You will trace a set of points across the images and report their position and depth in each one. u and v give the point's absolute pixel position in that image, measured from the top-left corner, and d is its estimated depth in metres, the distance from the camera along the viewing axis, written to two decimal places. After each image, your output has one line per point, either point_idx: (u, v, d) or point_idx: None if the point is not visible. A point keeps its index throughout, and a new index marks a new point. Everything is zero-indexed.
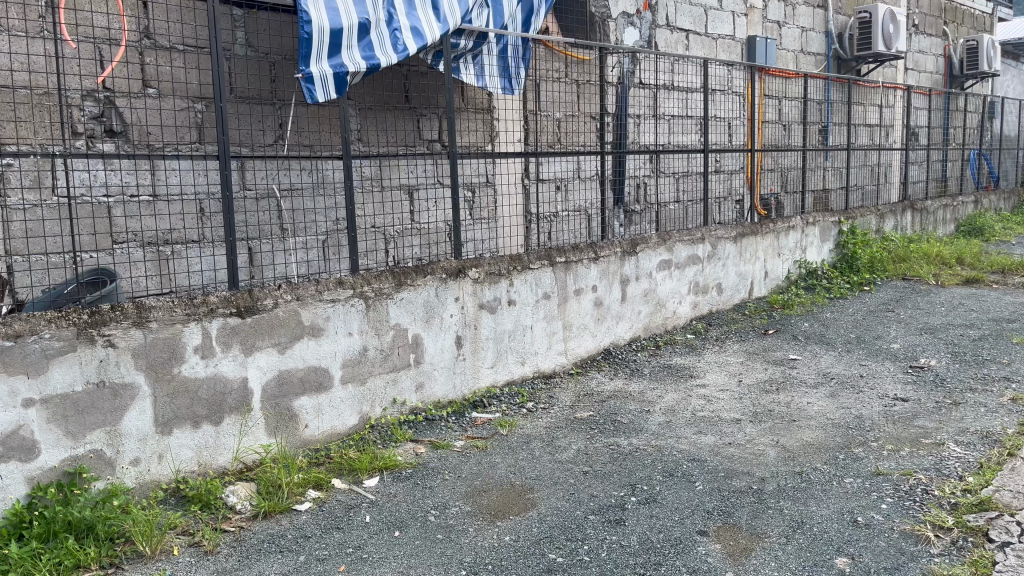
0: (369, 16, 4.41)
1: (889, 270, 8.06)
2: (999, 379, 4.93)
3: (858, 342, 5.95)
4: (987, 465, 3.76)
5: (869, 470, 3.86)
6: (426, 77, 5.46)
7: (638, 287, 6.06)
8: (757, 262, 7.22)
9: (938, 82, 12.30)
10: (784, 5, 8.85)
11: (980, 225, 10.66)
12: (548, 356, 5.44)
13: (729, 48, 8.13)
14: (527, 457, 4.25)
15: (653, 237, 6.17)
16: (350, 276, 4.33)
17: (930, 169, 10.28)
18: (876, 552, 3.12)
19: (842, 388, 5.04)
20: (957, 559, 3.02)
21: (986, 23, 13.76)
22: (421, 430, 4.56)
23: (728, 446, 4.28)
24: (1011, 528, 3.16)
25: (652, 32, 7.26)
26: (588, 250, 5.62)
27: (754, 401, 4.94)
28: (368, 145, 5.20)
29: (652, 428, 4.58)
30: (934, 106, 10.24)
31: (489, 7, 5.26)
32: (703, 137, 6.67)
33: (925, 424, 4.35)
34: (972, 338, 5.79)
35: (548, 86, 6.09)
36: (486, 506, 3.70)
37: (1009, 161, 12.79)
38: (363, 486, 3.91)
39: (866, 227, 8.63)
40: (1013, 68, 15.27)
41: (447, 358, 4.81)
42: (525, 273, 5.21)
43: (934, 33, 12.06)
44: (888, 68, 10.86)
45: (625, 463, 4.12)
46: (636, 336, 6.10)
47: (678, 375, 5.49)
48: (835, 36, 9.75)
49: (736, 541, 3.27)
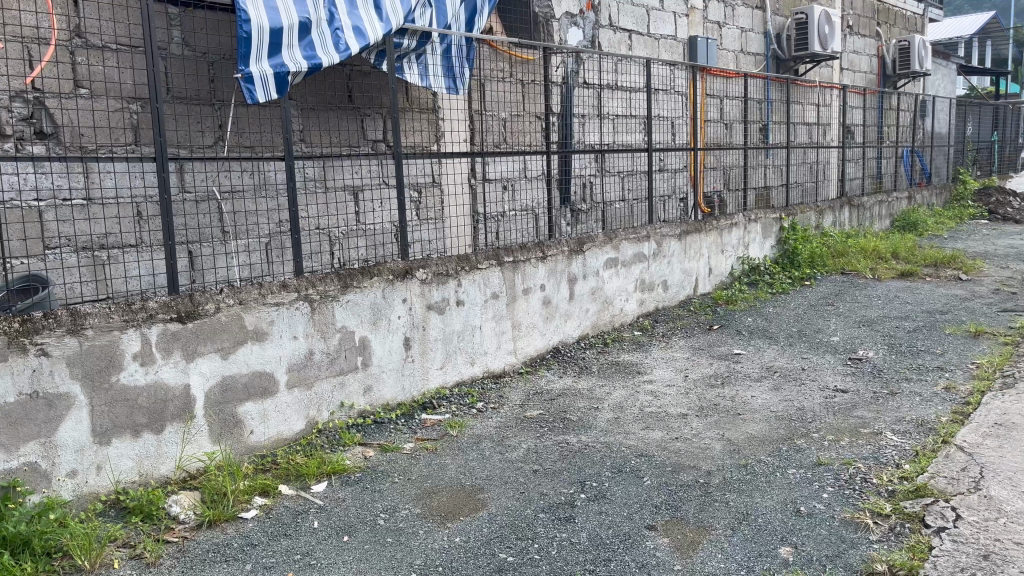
0: (309, 15, 4.35)
1: (829, 264, 8.28)
2: (933, 369, 5.09)
3: (799, 336, 6.09)
4: (922, 453, 3.88)
5: (812, 460, 3.96)
6: (368, 76, 5.41)
7: (586, 286, 6.10)
8: (702, 259, 7.33)
9: (873, 81, 12.67)
10: (724, 6, 9.01)
11: (913, 220, 11.01)
12: (498, 356, 5.44)
13: (671, 48, 8.24)
14: (477, 457, 4.25)
15: (600, 236, 6.21)
16: (294, 278, 4.28)
17: (866, 166, 10.58)
18: (818, 541, 3.20)
19: (785, 381, 5.16)
20: (896, 545, 3.11)
21: (916, 23, 14.20)
22: (370, 433, 4.53)
23: (675, 440, 4.34)
24: (946, 513, 3.27)
25: (596, 32, 7.31)
26: (535, 250, 5.64)
27: (700, 395, 5.01)
28: (310, 146, 5.13)
29: (601, 425, 4.62)
30: (869, 105, 10.55)
31: (432, 6, 5.22)
32: (647, 136, 6.72)
33: (864, 414, 4.48)
34: (907, 330, 5.98)
35: (494, 86, 6.03)
36: (436, 508, 3.68)
37: (941, 158, 13.22)
38: (311, 492, 3.86)
39: (805, 223, 8.85)
40: (943, 68, 15.77)
41: (396, 360, 4.78)
42: (473, 273, 5.20)
43: (868, 34, 12.41)
44: (824, 68, 11.14)
45: (574, 461, 4.14)
46: (584, 335, 6.14)
47: (626, 371, 5.56)
48: (773, 36, 9.95)
49: (683, 535, 3.33)
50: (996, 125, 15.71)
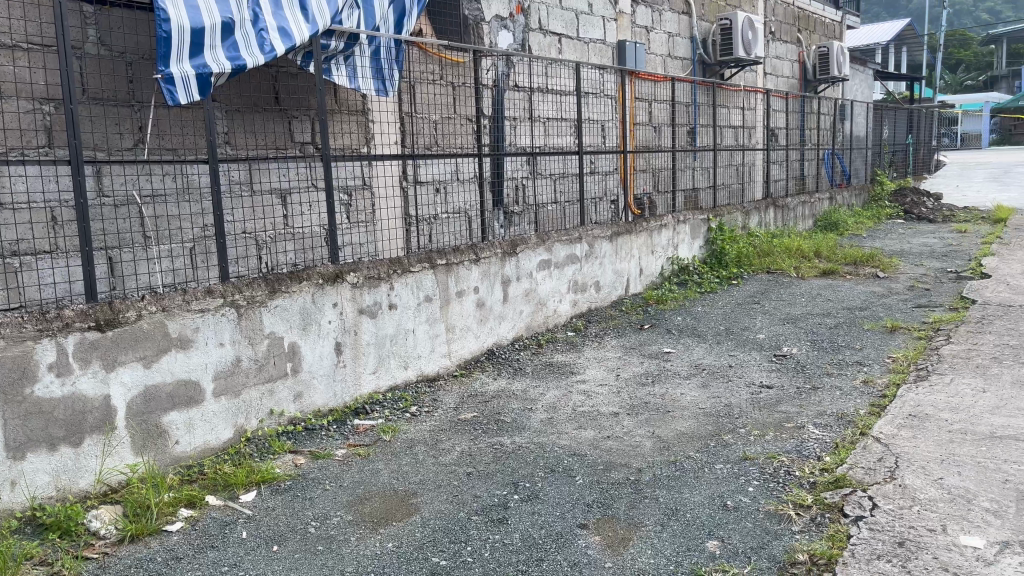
0: (232, 15, 4.26)
1: (754, 263, 8.51)
2: (853, 364, 5.28)
3: (727, 334, 6.24)
4: (841, 445, 4.02)
5: (738, 455, 4.06)
6: (296, 78, 5.34)
7: (519, 288, 6.12)
8: (633, 259, 7.44)
9: (795, 85, 13.07)
10: (652, 11, 9.17)
11: (835, 220, 11.40)
12: (432, 359, 5.42)
13: (601, 53, 8.35)
14: (410, 461, 4.22)
15: (533, 238, 6.25)
16: (220, 284, 4.18)
17: (790, 168, 10.90)
18: (743, 534, 3.28)
19: (713, 378, 5.28)
20: (816, 535, 3.22)
21: (835, 30, 14.70)
22: (301, 441, 4.46)
23: (607, 439, 4.40)
24: (863, 502, 3.39)
25: (525, 36, 7.35)
26: (468, 252, 5.63)
27: (631, 394, 5.09)
28: (235, 148, 5.02)
29: (534, 426, 4.65)
30: (792, 109, 10.88)
31: (360, 7, 5.17)
32: (578, 138, 6.78)
33: (788, 409, 4.61)
34: (829, 326, 6.19)
35: (424, 88, 5.95)
36: (367, 514, 3.65)
37: (861, 160, 13.72)
38: (239, 502, 3.78)
39: (732, 223, 9.08)
40: (861, 73, 16.36)
41: (327, 366, 4.71)
42: (406, 276, 5.17)
43: (790, 39, 12.79)
44: (749, 73, 11.44)
45: (507, 462, 4.16)
46: (518, 336, 6.16)
47: (560, 372, 5.60)
48: (700, 41, 10.17)
49: (614, 532, 3.37)
50: (911, 129, 16.42)
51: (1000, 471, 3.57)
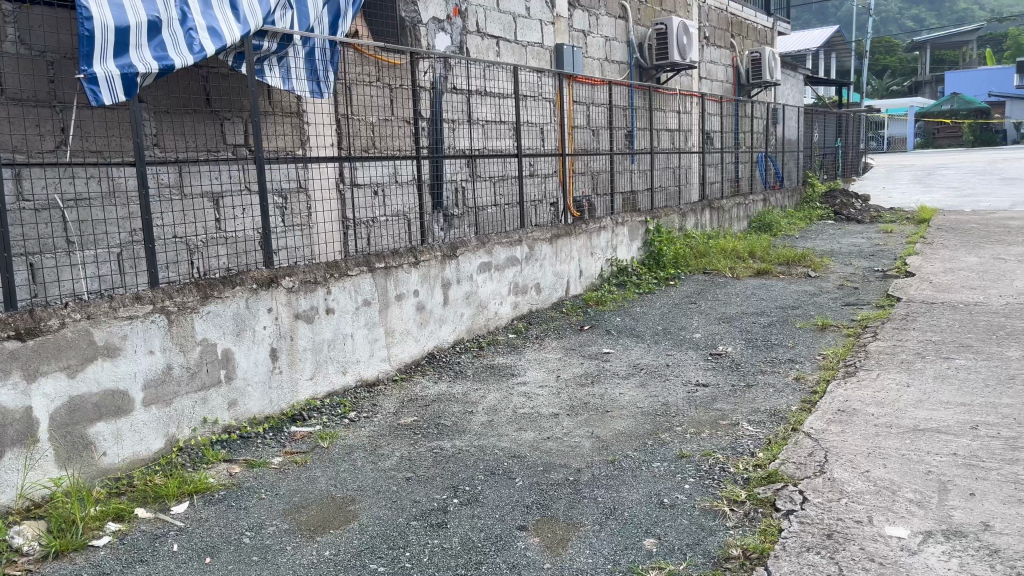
0: (159, 14, 4.16)
1: (691, 265, 8.67)
2: (785, 361, 5.41)
3: (664, 334, 6.33)
4: (773, 440, 4.11)
5: (674, 453, 4.12)
6: (227, 79, 5.21)
7: (460, 291, 6.11)
8: (572, 261, 7.49)
9: (729, 90, 13.35)
10: (588, 15, 9.26)
11: (768, 221, 11.69)
12: (371, 364, 5.36)
13: (539, 56, 8.40)
14: (348, 468, 4.17)
15: (473, 241, 6.24)
16: (149, 290, 4.06)
17: (725, 171, 11.13)
18: (679, 531, 3.33)
19: (650, 377, 5.35)
20: (750, 530, 3.28)
21: (766, 36, 15.07)
22: (236, 449, 4.37)
23: (547, 440, 4.41)
24: (794, 496, 3.48)
25: (463, 38, 7.33)
26: (407, 255, 5.59)
27: (571, 395, 5.12)
28: (165, 151, 4.91)
29: (474, 429, 4.64)
30: (727, 113, 11.11)
31: (293, 8, 5.09)
32: (517, 141, 6.79)
33: (723, 407, 4.70)
34: (762, 325, 6.33)
35: (360, 89, 5.87)
36: (305, 522, 3.59)
37: (793, 163, 14.10)
38: (171, 514, 3.68)
39: (669, 225, 9.23)
40: (792, 78, 16.81)
41: (262, 372, 4.63)
42: (343, 280, 5.10)
43: (723, 45, 13.06)
44: (684, 77, 11.65)
45: (447, 466, 4.14)
46: (459, 339, 6.15)
47: (500, 374, 5.60)
48: (636, 46, 10.30)
49: (553, 533, 3.39)
50: (840, 133, 16.96)
51: (922, 463, 3.70)
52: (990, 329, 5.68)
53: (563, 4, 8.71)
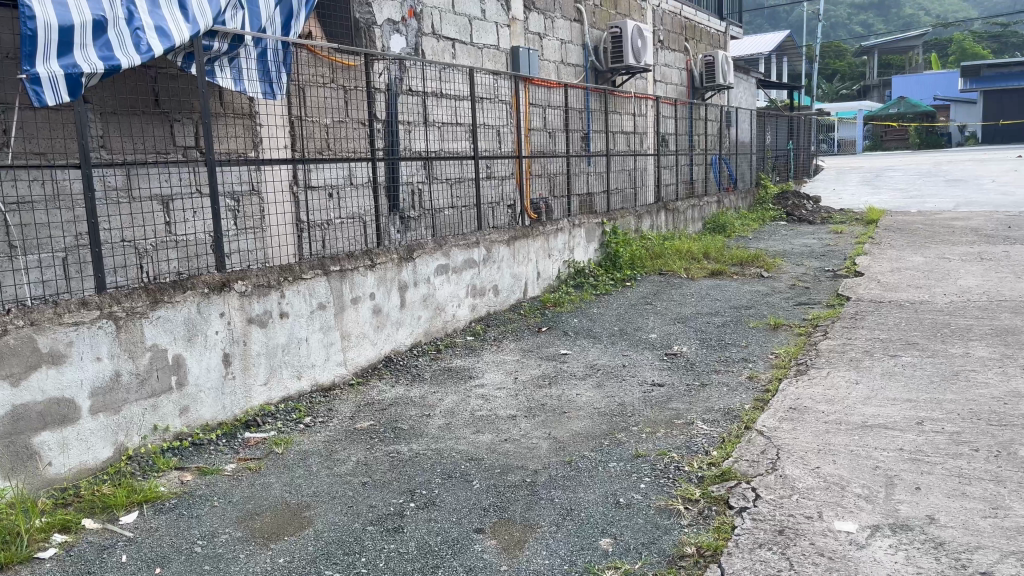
0: (103, 13, 4.08)
1: (648, 266, 8.76)
2: (738, 360, 5.49)
3: (621, 335, 6.38)
4: (727, 439, 4.17)
5: (630, 453, 4.15)
6: (176, 80, 5.14)
7: (417, 294, 6.08)
8: (530, 263, 7.50)
9: (683, 93, 13.53)
10: (544, 18, 9.30)
11: (723, 222, 11.86)
12: (327, 368, 5.31)
13: (494, 58, 8.41)
14: (303, 473, 4.12)
15: (429, 243, 6.22)
16: (96, 295, 3.97)
17: (680, 173, 11.26)
18: (635, 530, 3.36)
19: (607, 378, 5.38)
20: (704, 528, 3.33)
21: (719, 40, 15.30)
22: (188, 457, 4.29)
23: (504, 442, 4.41)
24: (747, 494, 3.53)
25: (418, 40, 7.30)
26: (363, 257, 5.55)
27: (528, 396, 5.13)
28: (112, 153, 4.79)
29: (431, 432, 4.62)
30: (681, 115, 11.25)
31: (244, 9, 5.04)
32: (473, 142, 6.78)
33: (678, 406, 4.75)
34: (716, 325, 6.42)
35: (314, 91, 5.84)
36: (258, 529, 3.54)
37: (746, 165, 14.33)
38: (119, 524, 3.59)
39: (626, 227, 9.31)
40: (745, 82, 17.09)
41: (214, 378, 4.55)
42: (297, 284, 5.05)
43: (677, 49, 13.22)
44: (639, 80, 11.77)
45: (404, 470, 4.12)
46: (417, 342, 6.12)
47: (458, 377, 5.59)
48: (591, 49, 10.38)
49: (510, 535, 3.39)
50: (791, 135, 17.29)
51: (870, 458, 3.78)
52: (935, 326, 5.84)
53: (519, 6, 8.73)
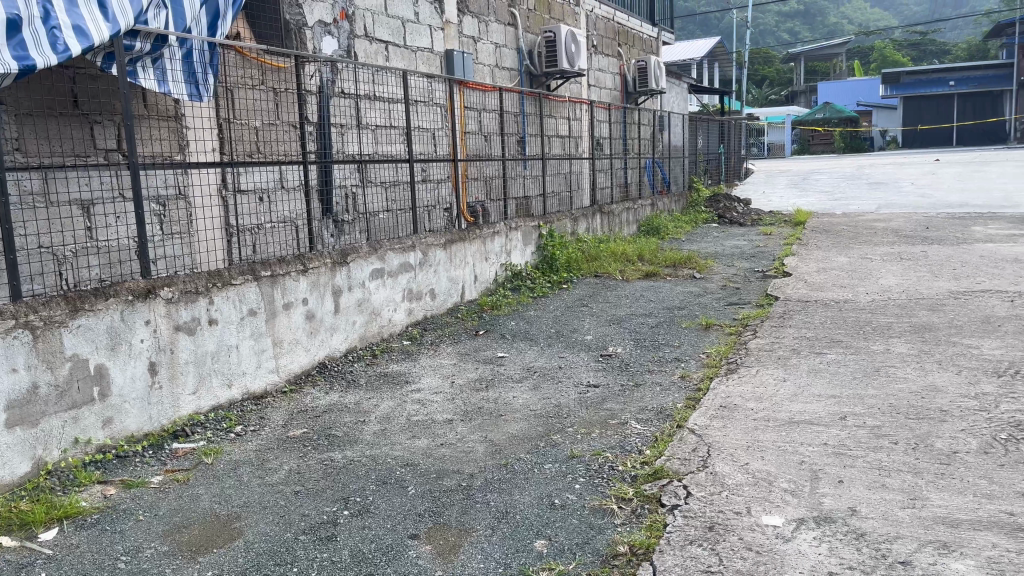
0: (18, 12, 3.93)
1: (584, 268, 8.84)
2: (671, 360, 5.58)
3: (558, 337, 6.42)
4: (660, 438, 4.23)
5: (565, 454, 4.18)
6: (96, 81, 4.98)
7: (351, 298, 6.01)
8: (466, 266, 7.49)
9: (617, 97, 13.72)
10: (478, 22, 9.31)
11: (657, 225, 12.06)
12: (258, 376, 5.20)
13: (428, 61, 8.38)
14: (233, 483, 4.03)
15: (364, 247, 6.16)
16: (12, 304, 3.81)
17: (615, 176, 11.41)
18: (569, 531, 3.38)
19: (543, 380, 5.41)
20: (636, 526, 3.37)
21: (652, 45, 15.57)
22: (112, 470, 4.15)
23: (440, 447, 4.39)
24: (679, 492, 3.58)
25: (351, 42, 7.23)
26: (295, 262, 5.46)
27: (465, 400, 5.12)
28: (28, 156, 4.61)
29: (367, 438, 4.57)
30: (615, 119, 11.40)
31: (167, 7, 4.91)
32: (408, 145, 6.75)
33: (612, 406, 4.81)
34: (650, 325, 6.52)
35: (243, 94, 5.75)
36: (186, 542, 3.44)
37: (679, 169, 14.61)
38: (38, 541, 3.46)
39: (562, 230, 9.39)
40: (677, 87, 17.41)
41: (140, 388, 4.41)
42: (227, 290, 4.93)
43: (611, 54, 13.40)
44: (574, 84, 11.88)
45: (337, 478, 4.06)
46: (352, 347, 6.05)
47: (394, 382, 5.54)
48: (526, 53, 10.44)
49: (445, 540, 3.37)
50: (722, 140, 17.70)
51: (796, 453, 3.89)
52: (858, 324, 6.03)
53: (453, 10, 8.73)
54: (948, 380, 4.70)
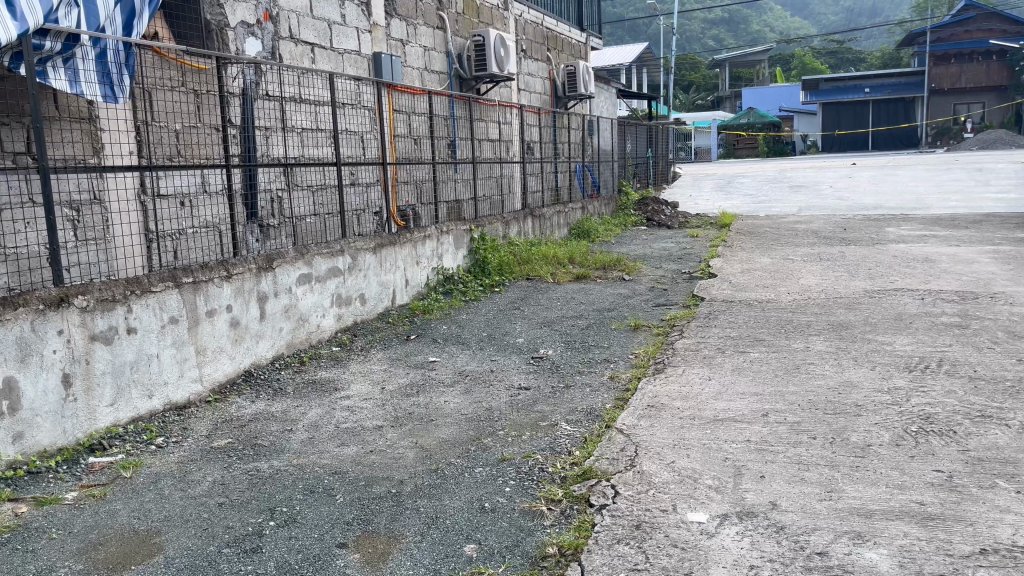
0: None
1: (516, 271, 8.87)
2: (601, 362, 5.64)
3: (489, 340, 6.42)
4: (589, 438, 4.27)
5: (496, 457, 4.18)
6: (5, 80, 4.76)
7: (278, 304, 5.90)
8: (397, 271, 7.42)
9: (546, 102, 13.83)
10: (406, 25, 9.27)
11: (588, 228, 12.18)
12: (180, 386, 5.05)
13: (355, 63, 8.29)
14: (153, 497, 3.90)
15: (290, 252, 6.06)
16: None
17: (546, 180, 11.49)
18: (498, 535, 3.38)
19: (474, 384, 5.39)
20: (565, 527, 3.39)
21: (581, 51, 15.76)
22: (23, 487, 3.96)
23: (369, 454, 4.34)
24: (607, 491, 3.62)
25: (275, 44, 7.11)
26: (218, 268, 5.34)
27: (395, 406, 5.07)
28: None
29: (294, 447, 4.49)
30: (545, 124, 11.49)
31: (79, 6, 4.75)
32: (336, 149, 6.66)
33: (543, 408, 4.83)
34: (581, 327, 6.58)
35: (161, 96, 5.60)
36: (102, 560, 3.31)
37: (609, 172, 14.80)
38: None
39: (494, 233, 9.40)
40: (606, 92, 17.65)
41: (53, 401, 4.22)
42: (146, 297, 4.78)
43: (540, 58, 13.50)
44: (503, 89, 11.94)
45: (263, 488, 3.97)
46: (279, 354, 5.93)
47: (323, 389, 5.45)
48: (455, 57, 10.43)
49: (374, 547, 3.33)
50: (650, 145, 18.01)
51: (720, 450, 3.98)
52: (780, 323, 6.21)
53: (380, 12, 8.66)
54: (863, 376, 4.88)
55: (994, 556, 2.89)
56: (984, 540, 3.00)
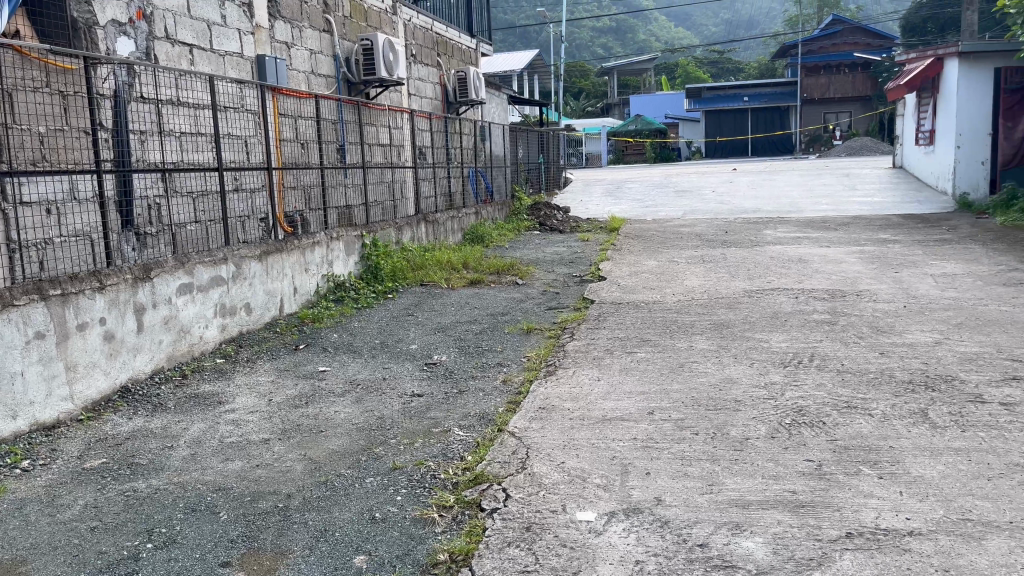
0: None
1: (409, 277, 8.80)
2: (494, 366, 5.67)
3: (382, 347, 6.35)
4: (481, 443, 4.28)
5: (387, 466, 4.13)
6: None
7: (156, 316, 5.65)
8: (285, 279, 7.23)
9: (438, 107, 13.80)
10: (291, 27, 9.07)
11: (482, 233, 12.23)
12: (48, 405, 4.75)
13: (237, 66, 8.05)
14: (17, 525, 3.65)
15: (169, 261, 5.81)
16: None
17: (439, 185, 11.46)
18: (389, 544, 3.33)
19: (366, 393, 5.31)
20: (456, 533, 3.38)
21: (472, 57, 15.83)
22: None
23: (255, 468, 4.21)
24: (498, 495, 3.64)
25: (149, 44, 6.81)
26: (89, 278, 5.07)
27: (283, 418, 4.93)
28: None
29: (174, 465, 4.29)
30: (437, 129, 11.47)
31: None
32: (217, 154, 6.47)
33: (435, 415, 4.81)
34: (475, 332, 6.60)
35: (23, 97, 5.17)
36: None
37: (501, 178, 14.91)
38: None
39: (386, 239, 9.30)
40: (497, 98, 17.77)
41: None
42: (8, 311, 4.46)
43: (430, 63, 13.47)
44: (393, 94, 11.85)
45: (140, 509, 3.78)
46: (159, 368, 5.67)
47: (206, 403, 5.25)
48: (343, 60, 10.28)
49: (259, 564, 3.23)
50: (542, 151, 18.26)
51: (609, 449, 4.07)
52: (666, 324, 6.41)
53: (263, 14, 8.44)
54: (742, 373, 5.09)
55: (858, 539, 3.06)
56: (849, 525, 3.18)
